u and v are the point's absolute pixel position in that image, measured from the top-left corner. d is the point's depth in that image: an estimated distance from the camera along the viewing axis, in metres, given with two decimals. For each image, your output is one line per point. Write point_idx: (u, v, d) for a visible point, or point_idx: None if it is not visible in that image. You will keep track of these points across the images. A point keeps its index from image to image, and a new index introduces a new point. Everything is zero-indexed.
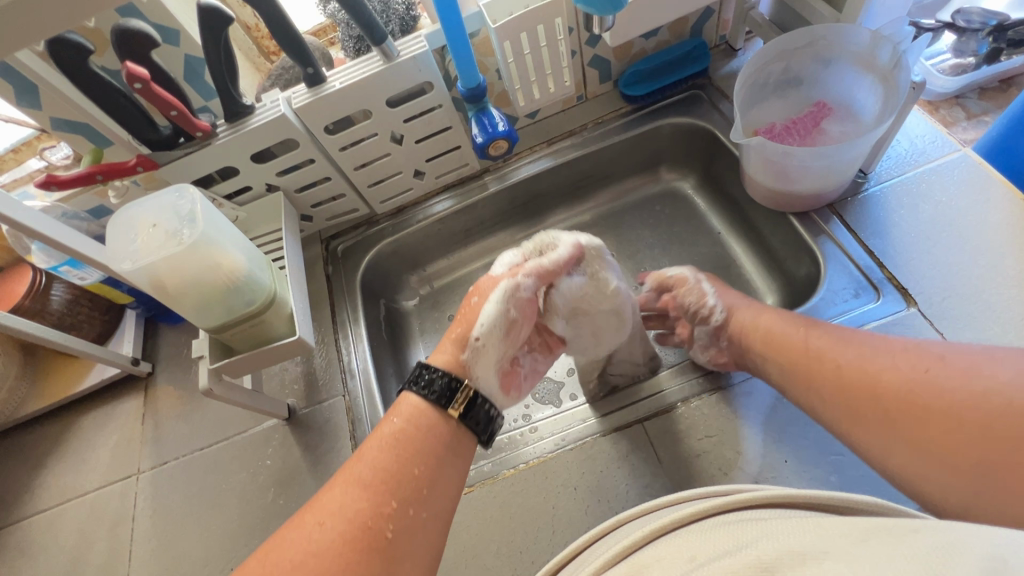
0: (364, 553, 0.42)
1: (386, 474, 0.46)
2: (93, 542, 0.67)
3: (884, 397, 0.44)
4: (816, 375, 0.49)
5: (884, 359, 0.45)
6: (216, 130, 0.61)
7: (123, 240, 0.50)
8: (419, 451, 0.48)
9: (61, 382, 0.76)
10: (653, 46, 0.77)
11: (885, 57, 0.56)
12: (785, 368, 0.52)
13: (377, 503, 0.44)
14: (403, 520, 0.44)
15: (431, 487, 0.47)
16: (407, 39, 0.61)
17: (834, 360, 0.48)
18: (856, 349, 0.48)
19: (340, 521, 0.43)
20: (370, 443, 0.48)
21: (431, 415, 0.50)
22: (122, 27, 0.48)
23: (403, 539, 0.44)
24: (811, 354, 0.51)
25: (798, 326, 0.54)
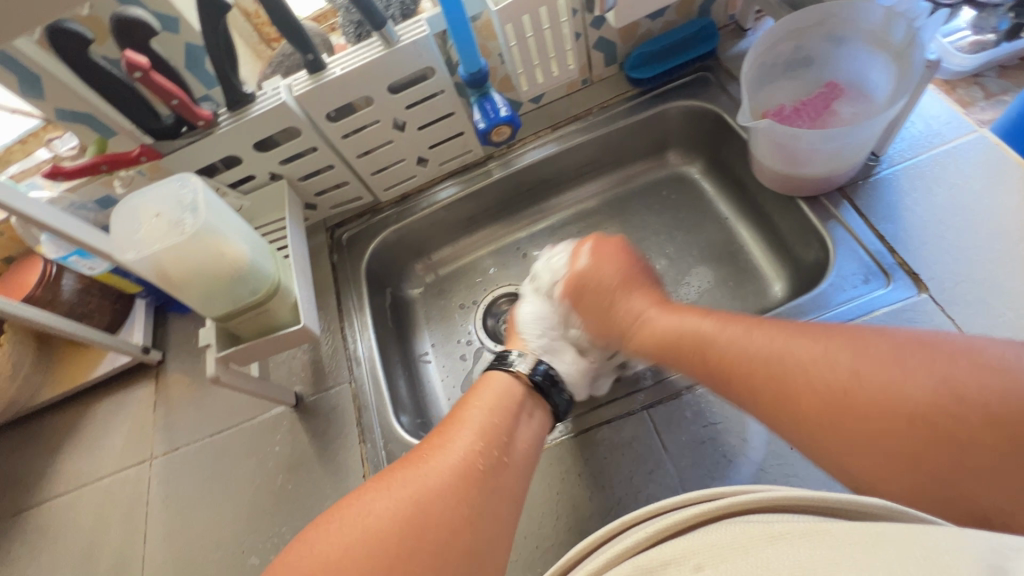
0: (465, 485, 0.46)
1: (479, 427, 0.52)
2: (109, 526, 0.69)
3: (807, 410, 0.40)
4: (733, 378, 0.45)
5: (811, 360, 0.40)
6: (218, 119, 0.61)
7: (128, 230, 0.50)
8: (505, 410, 0.54)
9: (75, 370, 0.78)
10: (660, 27, 0.75)
11: (899, 34, 0.54)
12: (695, 370, 0.48)
13: (474, 451, 0.49)
14: (494, 461, 0.49)
15: (516, 442, 0.53)
16: (408, 23, 0.60)
17: (749, 362, 0.44)
18: (774, 345, 0.43)
19: (440, 467, 0.47)
20: (465, 408, 0.55)
21: (517, 387, 0.58)
22: (120, 15, 0.48)
23: (498, 480, 0.49)
24: (724, 360, 0.46)
25: (704, 316, 0.49)
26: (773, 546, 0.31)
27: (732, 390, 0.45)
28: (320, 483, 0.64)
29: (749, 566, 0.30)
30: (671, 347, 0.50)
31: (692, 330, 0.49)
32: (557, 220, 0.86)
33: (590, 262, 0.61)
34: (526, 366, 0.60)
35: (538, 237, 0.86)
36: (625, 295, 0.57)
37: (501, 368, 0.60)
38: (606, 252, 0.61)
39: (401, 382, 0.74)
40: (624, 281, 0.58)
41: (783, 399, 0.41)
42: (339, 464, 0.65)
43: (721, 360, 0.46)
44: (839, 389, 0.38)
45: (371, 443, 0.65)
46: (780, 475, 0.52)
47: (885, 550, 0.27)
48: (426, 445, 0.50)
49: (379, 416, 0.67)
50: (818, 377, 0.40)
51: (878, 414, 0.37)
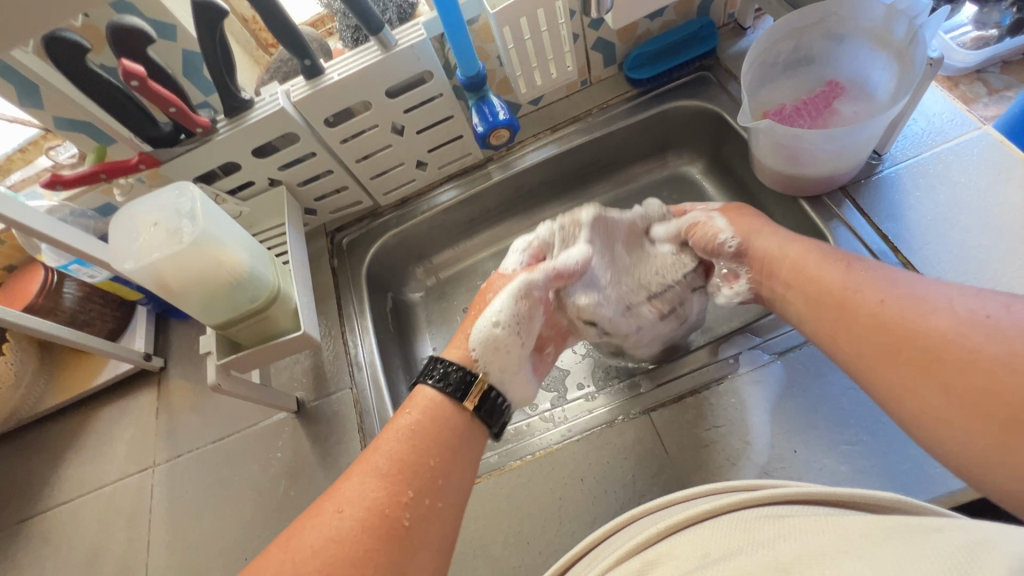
0: (382, 539, 0.44)
1: (399, 459, 0.48)
2: (112, 533, 0.69)
3: (923, 335, 0.42)
4: (836, 309, 0.48)
5: (939, 298, 0.43)
6: (216, 125, 0.61)
7: (125, 239, 0.50)
8: (432, 438, 0.50)
9: (78, 377, 0.78)
10: (659, 27, 0.74)
11: (900, 32, 0.54)
12: (800, 303, 0.52)
13: (395, 492, 0.46)
14: (419, 509, 0.46)
15: (446, 481, 0.49)
16: (405, 27, 0.60)
17: (848, 301, 0.47)
18: (879, 286, 0.47)
19: (357, 509, 0.45)
20: (385, 436, 0.50)
21: (447, 407, 0.52)
22: (116, 24, 0.48)
23: (417, 532, 0.45)
24: (837, 288, 0.49)
25: (829, 262, 0.51)
26: (781, 536, 0.31)
27: (841, 333, 0.48)
28: (323, 489, 0.64)
29: (758, 553, 0.30)
30: (791, 277, 0.53)
31: (805, 264, 0.52)
32: None
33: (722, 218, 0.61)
34: (438, 372, 0.53)
35: None
36: (751, 242, 0.57)
37: (424, 381, 0.54)
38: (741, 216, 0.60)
39: (403, 386, 0.73)
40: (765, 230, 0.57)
41: (898, 329, 0.43)
42: (341, 470, 0.65)
43: (846, 298, 0.48)
44: (942, 336, 0.40)
45: None
46: (784, 478, 0.51)
47: (894, 538, 0.27)
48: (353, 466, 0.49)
49: (381, 420, 0.67)
50: (936, 325, 0.41)
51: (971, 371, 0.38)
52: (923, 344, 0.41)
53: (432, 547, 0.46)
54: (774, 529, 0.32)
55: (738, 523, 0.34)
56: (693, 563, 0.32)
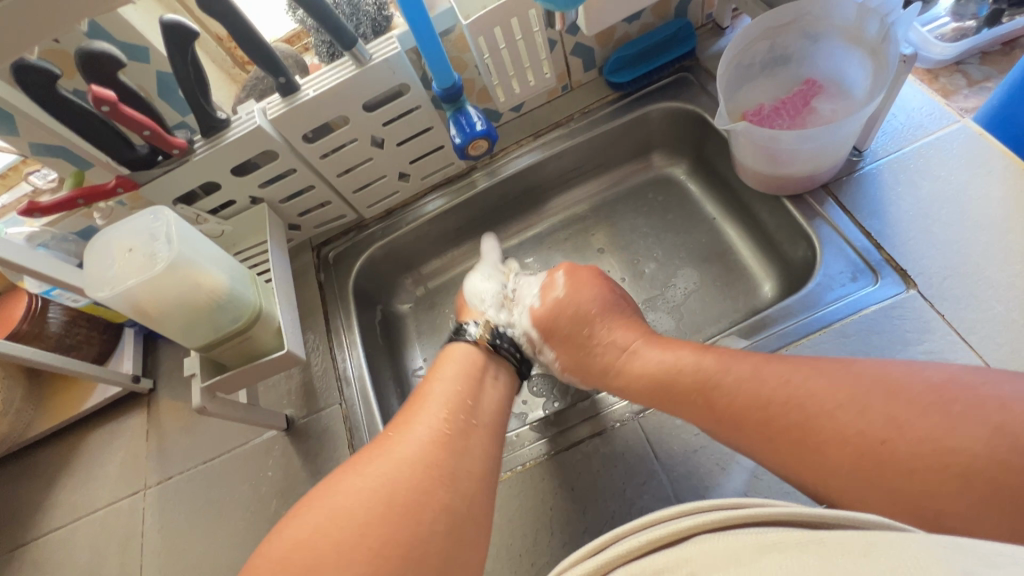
0: (433, 463, 0.45)
1: (445, 400, 0.51)
2: (105, 558, 0.68)
3: (790, 423, 0.41)
4: (743, 425, 0.44)
5: (824, 417, 0.40)
6: (193, 146, 0.60)
7: (102, 267, 0.49)
8: (468, 376, 0.55)
9: (67, 402, 0.77)
10: (637, 30, 0.74)
11: (874, 29, 0.54)
12: (689, 411, 0.48)
13: (441, 422, 0.49)
14: (462, 427, 0.49)
15: (483, 405, 0.53)
16: (380, 41, 0.60)
17: (761, 412, 0.43)
18: (783, 385, 0.43)
19: (406, 457, 0.45)
20: (424, 386, 0.55)
21: (474, 361, 0.57)
22: (84, 50, 0.48)
23: (463, 461, 0.47)
24: (723, 411, 0.45)
25: (701, 352, 0.49)
26: (763, 556, 0.31)
27: (741, 436, 0.45)
28: None
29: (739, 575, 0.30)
30: (661, 398, 0.50)
31: (693, 372, 0.48)
32: (545, 228, 0.85)
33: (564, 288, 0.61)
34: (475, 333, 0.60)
35: (527, 246, 0.85)
36: (605, 323, 0.58)
37: (459, 339, 0.60)
38: (582, 278, 0.62)
39: (393, 399, 0.73)
40: (604, 320, 0.58)
41: (805, 434, 0.41)
42: None
43: (707, 387, 0.47)
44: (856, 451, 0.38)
45: None
46: (774, 483, 0.51)
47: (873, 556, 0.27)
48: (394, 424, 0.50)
49: (371, 436, 0.66)
50: (819, 409, 0.40)
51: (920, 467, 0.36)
52: (857, 458, 0.38)
53: (484, 467, 0.48)
54: (754, 549, 0.32)
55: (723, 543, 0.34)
56: None
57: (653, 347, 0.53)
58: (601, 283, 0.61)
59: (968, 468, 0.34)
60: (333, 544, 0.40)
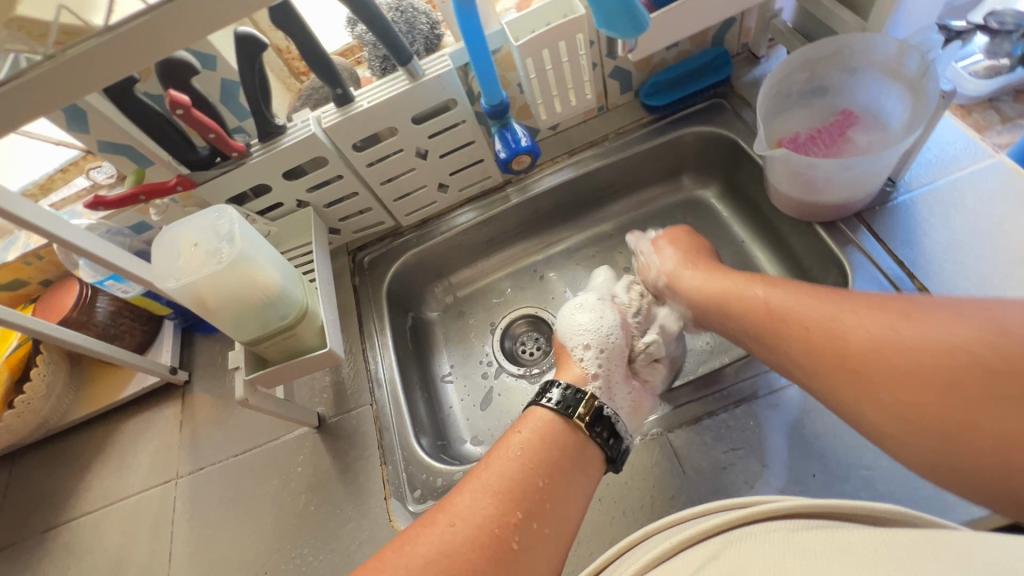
0: (492, 559, 0.45)
1: (512, 482, 0.49)
2: (136, 544, 0.70)
3: (849, 350, 0.44)
4: (775, 335, 0.50)
5: (843, 320, 0.45)
6: (250, 149, 0.64)
7: (166, 259, 0.52)
8: (546, 459, 0.51)
9: (105, 390, 0.80)
10: (674, 56, 0.77)
11: (913, 65, 0.55)
12: (743, 326, 0.54)
13: (505, 512, 0.47)
14: (529, 533, 0.47)
15: (562, 504, 0.50)
16: (432, 58, 0.63)
17: (800, 325, 0.48)
18: (819, 307, 0.48)
19: (468, 526, 0.46)
20: (495, 457, 0.52)
21: (561, 430, 0.54)
22: (166, 57, 0.51)
23: (530, 554, 0.46)
24: (776, 310, 0.51)
25: (750, 284, 0.55)
26: (795, 552, 0.32)
27: (806, 371, 0.47)
28: (342, 504, 0.65)
29: (772, 566, 0.32)
30: (724, 308, 0.56)
31: (751, 296, 0.54)
32: (574, 243, 0.87)
33: (674, 253, 0.66)
34: (558, 397, 0.56)
35: (555, 259, 0.87)
36: (749, 288, 0.55)
37: (540, 402, 0.56)
38: (678, 236, 0.68)
39: (421, 403, 0.75)
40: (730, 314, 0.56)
41: (833, 341, 0.45)
42: (360, 486, 0.66)
43: (774, 318, 0.50)
44: (872, 345, 0.43)
45: (392, 465, 0.66)
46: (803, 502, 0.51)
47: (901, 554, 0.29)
48: (463, 485, 0.50)
49: (400, 437, 0.68)
50: (855, 333, 0.44)
51: (905, 366, 0.40)
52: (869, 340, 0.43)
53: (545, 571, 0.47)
54: (786, 545, 0.33)
55: (754, 540, 0.35)
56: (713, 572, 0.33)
57: (704, 273, 0.61)
58: (703, 243, 0.68)
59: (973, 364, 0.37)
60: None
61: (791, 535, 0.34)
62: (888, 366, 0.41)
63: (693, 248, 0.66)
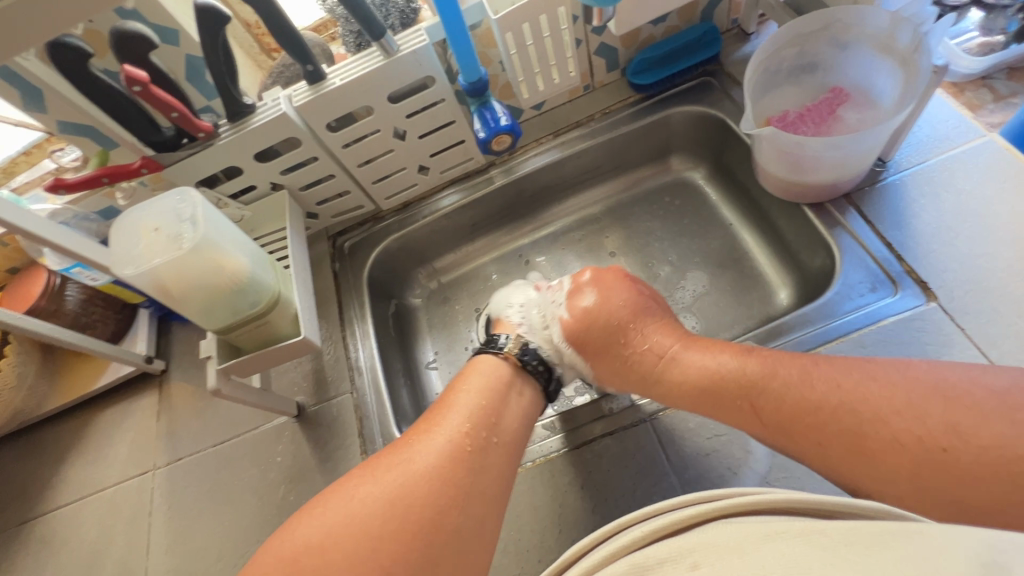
0: (451, 465, 0.47)
1: (467, 412, 0.52)
2: (113, 536, 0.69)
3: (873, 438, 0.40)
4: (796, 436, 0.45)
5: (868, 404, 0.42)
6: (218, 130, 0.61)
7: (127, 244, 0.50)
8: (492, 389, 0.55)
9: (80, 380, 0.78)
10: (662, 32, 0.74)
11: (905, 39, 0.53)
12: (739, 413, 0.49)
13: (463, 434, 0.50)
14: (481, 442, 0.50)
15: (505, 421, 0.53)
16: (407, 32, 0.60)
17: (804, 408, 0.44)
18: (825, 392, 0.44)
19: (429, 440, 0.49)
20: (451, 394, 0.55)
21: (502, 367, 0.58)
22: (120, 30, 0.48)
23: (486, 460, 0.49)
24: (761, 408, 0.47)
25: (728, 354, 0.51)
26: (772, 548, 0.31)
27: (812, 447, 0.44)
28: (322, 493, 0.64)
29: (742, 561, 0.31)
30: (710, 399, 0.50)
31: (733, 377, 0.49)
32: (560, 227, 0.85)
33: (595, 299, 0.62)
34: (508, 345, 0.60)
35: (541, 244, 0.85)
36: (642, 329, 0.59)
37: (489, 348, 0.60)
38: (609, 282, 0.63)
39: (403, 391, 0.73)
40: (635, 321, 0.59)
41: (805, 421, 0.44)
42: (340, 475, 0.65)
43: (752, 391, 0.48)
44: (911, 439, 0.39)
45: (372, 454, 0.65)
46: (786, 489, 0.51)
47: (876, 550, 0.28)
48: (424, 417, 0.53)
49: (382, 427, 0.66)
50: (884, 421, 0.40)
51: (972, 476, 0.36)
52: (918, 463, 0.38)
53: (498, 481, 0.49)
54: (761, 536, 0.33)
55: (727, 530, 0.34)
56: (680, 573, 0.33)
57: (682, 343, 0.56)
58: (645, 298, 0.62)
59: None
60: (357, 517, 0.44)
61: (766, 523, 0.33)
62: (906, 456, 0.39)
63: (619, 312, 0.60)
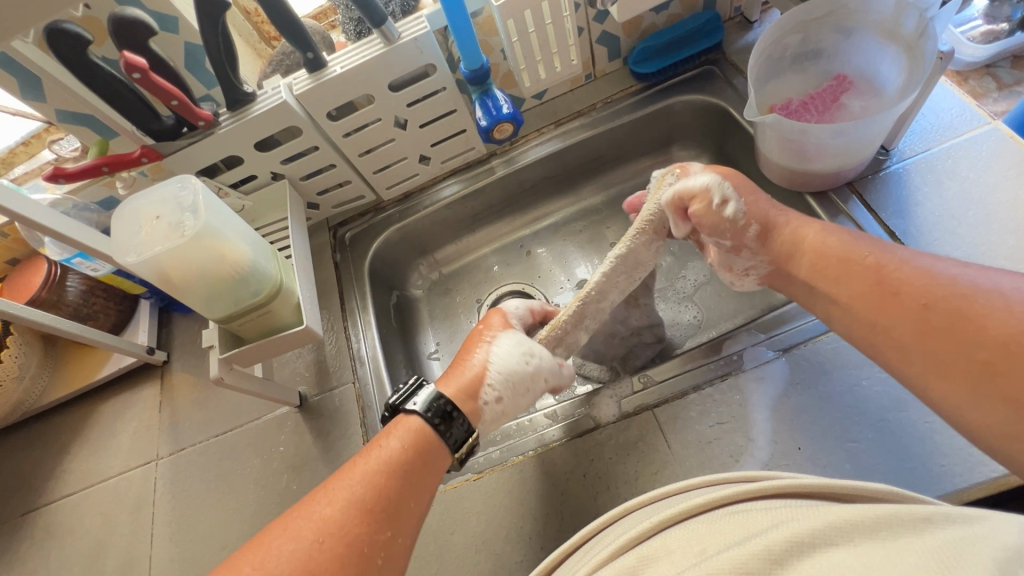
0: (345, 572, 0.41)
1: (372, 500, 0.45)
2: (117, 526, 0.69)
3: (984, 340, 0.38)
4: (894, 299, 0.44)
5: (990, 303, 0.39)
6: (218, 119, 0.61)
7: (128, 232, 0.50)
8: (405, 471, 0.47)
9: (81, 371, 0.78)
10: (664, 20, 0.74)
11: (910, 25, 0.53)
12: (845, 291, 0.47)
13: (367, 529, 0.43)
14: (385, 542, 0.44)
15: (411, 488, 0.47)
16: (408, 20, 0.60)
17: (928, 301, 0.42)
18: (954, 279, 0.42)
19: (324, 537, 0.42)
20: (353, 466, 0.47)
21: (422, 437, 0.49)
22: (119, 16, 0.48)
23: (386, 565, 0.43)
24: (884, 282, 0.45)
25: (869, 248, 0.47)
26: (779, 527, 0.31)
27: (901, 347, 0.43)
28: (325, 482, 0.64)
29: (749, 541, 0.31)
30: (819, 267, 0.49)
31: (862, 257, 0.47)
32: (561, 217, 0.85)
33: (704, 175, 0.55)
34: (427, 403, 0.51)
35: (542, 234, 0.85)
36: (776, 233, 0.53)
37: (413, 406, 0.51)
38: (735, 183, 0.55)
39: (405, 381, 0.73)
40: (778, 206, 0.54)
41: (845, 273, 0.47)
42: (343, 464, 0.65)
43: (884, 276, 0.45)
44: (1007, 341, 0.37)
45: None
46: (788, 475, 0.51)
47: (884, 536, 0.29)
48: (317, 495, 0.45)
49: None
50: (995, 323, 0.38)
51: None
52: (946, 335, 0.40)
53: None
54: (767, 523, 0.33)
55: (731, 517, 0.34)
56: (690, 558, 0.32)
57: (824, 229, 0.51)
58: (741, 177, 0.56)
59: None
60: None
61: (770, 509, 0.33)
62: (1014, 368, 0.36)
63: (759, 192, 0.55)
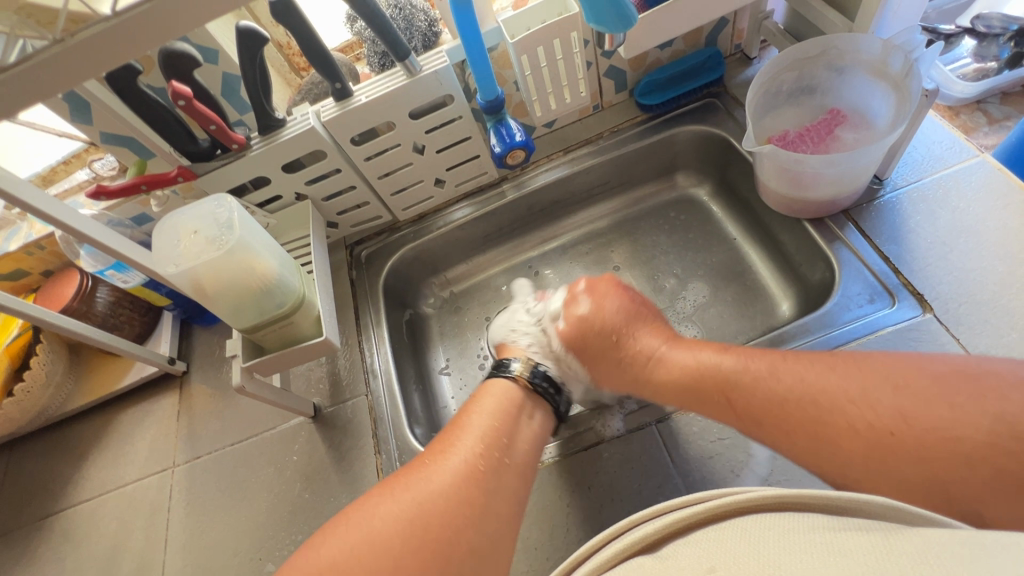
0: (467, 496, 0.49)
1: (480, 435, 0.54)
2: (131, 533, 0.71)
3: (855, 433, 0.42)
4: (763, 419, 0.47)
5: (842, 388, 0.44)
6: (250, 142, 0.65)
7: (168, 246, 0.53)
8: (506, 413, 0.57)
9: (103, 380, 0.81)
10: (668, 56, 0.78)
11: (897, 64, 0.57)
12: (719, 411, 0.51)
13: (479, 457, 0.52)
14: (495, 468, 0.52)
15: (518, 448, 0.55)
16: (429, 55, 0.64)
17: (774, 404, 0.46)
18: (812, 377, 0.46)
19: (446, 471, 0.50)
20: (464, 416, 0.57)
21: (517, 392, 0.59)
22: (169, 50, 0.53)
23: (499, 484, 0.51)
24: (740, 404, 0.49)
25: (723, 352, 0.52)
26: (780, 550, 0.33)
27: (762, 430, 0.48)
28: (336, 492, 0.66)
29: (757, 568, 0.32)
30: (693, 389, 0.53)
31: (716, 373, 0.51)
32: (568, 240, 0.88)
33: (589, 304, 0.63)
34: (517, 369, 0.62)
35: (550, 257, 0.88)
36: (634, 332, 0.60)
37: (501, 373, 0.62)
38: (602, 290, 0.64)
39: (415, 395, 0.75)
40: (636, 321, 0.60)
41: (700, 400, 0.52)
42: (354, 474, 0.67)
43: (728, 387, 0.50)
44: (867, 427, 0.42)
45: (385, 455, 0.67)
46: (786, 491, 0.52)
47: (888, 556, 0.29)
48: (438, 439, 0.54)
49: (395, 429, 0.69)
50: (863, 415, 0.42)
51: (927, 456, 0.39)
52: (868, 448, 0.41)
53: (512, 506, 0.51)
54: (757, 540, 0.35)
55: (728, 538, 0.36)
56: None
57: (687, 349, 0.55)
58: (628, 293, 0.64)
59: (976, 456, 0.37)
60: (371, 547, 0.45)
61: (779, 538, 0.34)
62: (896, 462, 0.40)
63: (624, 310, 0.62)
